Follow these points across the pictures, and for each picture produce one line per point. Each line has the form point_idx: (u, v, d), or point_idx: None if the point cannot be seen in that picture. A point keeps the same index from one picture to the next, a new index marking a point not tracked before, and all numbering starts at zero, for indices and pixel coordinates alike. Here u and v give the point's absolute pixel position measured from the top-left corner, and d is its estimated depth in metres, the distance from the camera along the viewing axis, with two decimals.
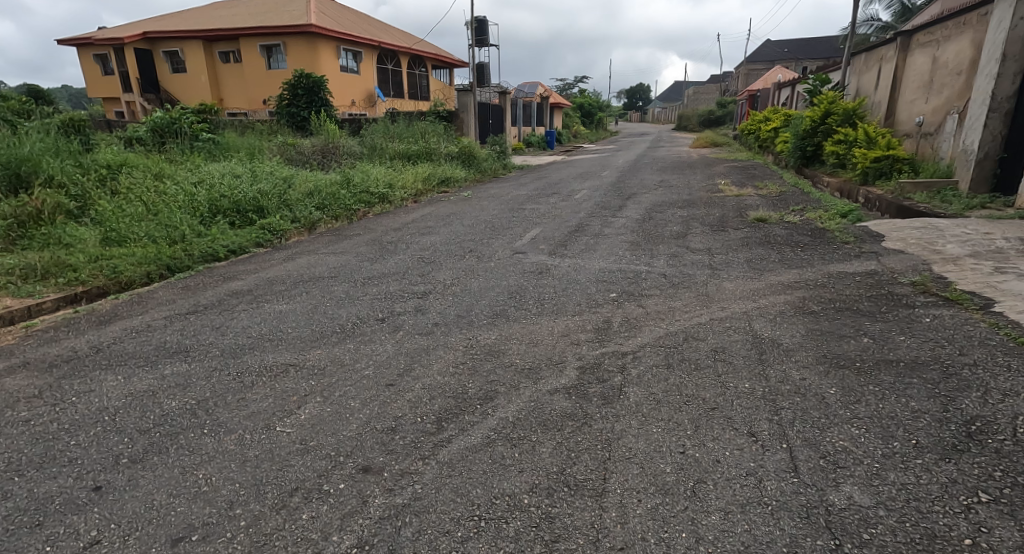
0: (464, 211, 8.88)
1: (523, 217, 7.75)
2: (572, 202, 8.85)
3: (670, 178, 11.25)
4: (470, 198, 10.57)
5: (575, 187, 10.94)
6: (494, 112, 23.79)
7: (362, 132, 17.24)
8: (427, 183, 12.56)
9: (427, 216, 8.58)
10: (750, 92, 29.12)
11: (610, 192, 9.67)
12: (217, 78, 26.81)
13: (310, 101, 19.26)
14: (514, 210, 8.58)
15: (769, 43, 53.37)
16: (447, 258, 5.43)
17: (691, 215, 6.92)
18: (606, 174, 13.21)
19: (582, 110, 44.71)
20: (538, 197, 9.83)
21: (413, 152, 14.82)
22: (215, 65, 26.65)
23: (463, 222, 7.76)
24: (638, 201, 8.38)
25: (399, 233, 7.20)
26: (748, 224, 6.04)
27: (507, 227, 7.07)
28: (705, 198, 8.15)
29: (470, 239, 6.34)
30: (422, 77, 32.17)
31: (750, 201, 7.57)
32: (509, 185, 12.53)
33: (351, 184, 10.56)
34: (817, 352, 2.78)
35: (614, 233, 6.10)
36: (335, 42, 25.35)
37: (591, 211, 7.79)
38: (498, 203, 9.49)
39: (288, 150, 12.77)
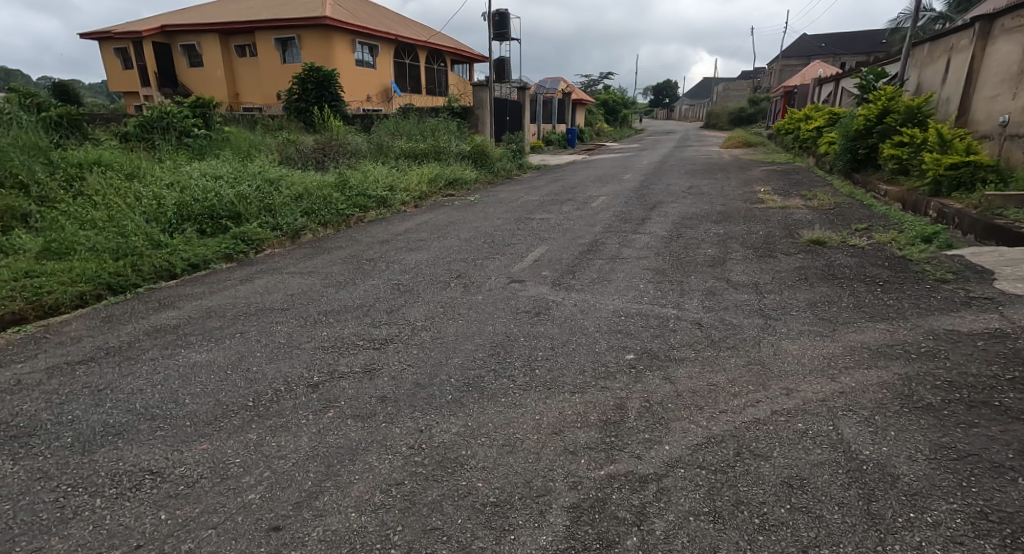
0: (466, 219, 7.94)
1: (529, 230, 6.77)
2: (588, 212, 7.81)
3: (701, 183, 10.10)
4: (477, 203, 9.63)
5: (593, 193, 9.87)
6: (512, 109, 22.80)
7: (372, 129, 16.44)
8: (432, 186, 11.69)
9: (424, 225, 7.67)
10: (785, 88, 27.62)
11: (631, 200, 8.60)
12: (232, 71, 26.17)
13: (319, 96, 18.52)
14: (522, 220, 7.60)
15: (804, 38, 51.35)
16: (430, 286, 4.50)
17: (727, 233, 5.84)
18: (630, 177, 12.10)
19: (606, 106, 43.36)
20: (550, 204, 8.83)
21: (423, 151, 13.96)
22: (230, 58, 26.01)
23: (462, 234, 6.81)
24: (664, 212, 7.30)
25: (388, 247, 6.30)
26: (799, 249, 4.97)
27: (511, 243, 6.09)
28: (744, 210, 7.05)
29: (464, 260, 5.39)
30: (440, 73, 31.37)
31: (797, 215, 6.45)
32: (521, 189, 11.56)
33: (347, 186, 9.69)
34: (971, 507, 1.81)
35: (635, 256, 5.07)
36: (351, 35, 24.56)
37: (607, 223, 6.77)
38: (506, 210, 8.52)
39: (287, 148, 11.94)
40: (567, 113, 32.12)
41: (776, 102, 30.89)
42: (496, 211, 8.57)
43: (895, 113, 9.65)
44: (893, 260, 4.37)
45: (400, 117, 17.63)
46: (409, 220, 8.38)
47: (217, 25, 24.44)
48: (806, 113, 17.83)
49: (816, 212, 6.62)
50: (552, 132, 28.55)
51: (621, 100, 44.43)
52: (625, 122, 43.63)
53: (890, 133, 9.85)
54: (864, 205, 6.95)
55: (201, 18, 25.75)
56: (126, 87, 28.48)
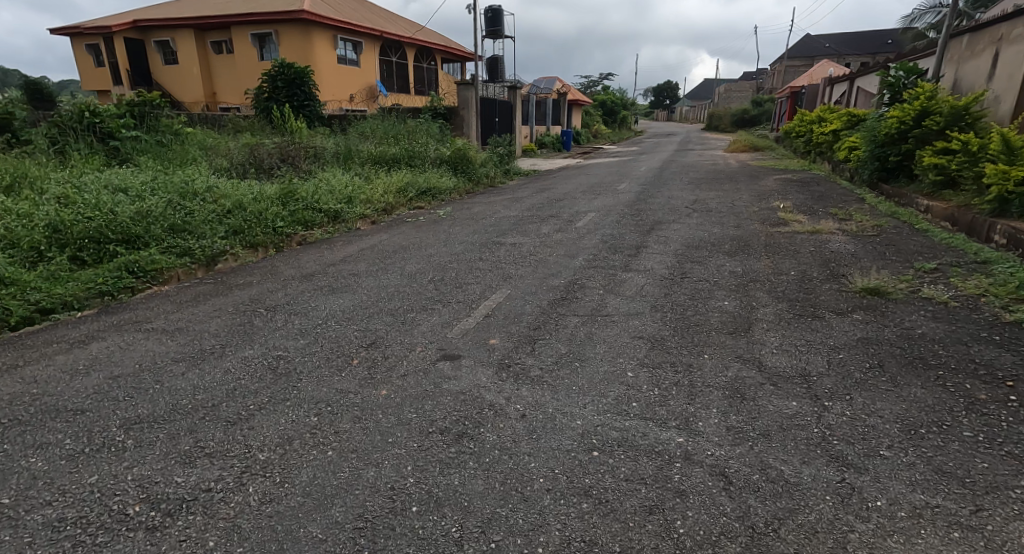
0: (427, 242, 6.58)
1: (494, 262, 5.42)
2: (571, 235, 6.45)
3: (706, 197, 8.79)
4: (447, 220, 8.31)
5: (582, 208, 8.51)
6: (502, 109, 21.46)
7: (345, 132, 15.10)
8: (400, 197, 10.39)
9: (371, 250, 6.33)
10: (791, 88, 26.33)
11: (625, 219, 7.24)
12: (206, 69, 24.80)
13: (291, 95, 17.16)
14: (491, 245, 6.23)
15: (809, 40, 50.10)
16: (330, 362, 3.13)
17: (748, 273, 4.48)
18: (625, 188, 10.78)
19: (604, 107, 42.02)
20: (529, 223, 7.50)
21: (398, 157, 12.69)
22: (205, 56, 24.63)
23: (412, 266, 5.44)
24: (664, 236, 5.97)
25: (313, 284, 4.94)
26: (853, 307, 3.60)
27: (468, 281, 4.74)
28: (762, 236, 5.73)
29: (398, 310, 4.04)
30: (430, 72, 30.01)
31: (834, 249, 5.10)
32: (502, 201, 10.22)
33: (293, 199, 8.32)
34: None
35: (626, 311, 3.72)
36: (332, 30, 23.14)
37: (593, 254, 5.41)
38: (476, 231, 7.18)
39: (238, 151, 10.55)
40: (563, 114, 30.73)
41: (781, 103, 29.61)
42: (464, 231, 7.24)
43: (935, 114, 8.68)
44: (1005, 334, 3.02)
45: (378, 118, 16.30)
46: (359, 241, 7.04)
47: (189, 20, 23.02)
48: (819, 115, 16.54)
49: (857, 242, 5.29)
50: (546, 134, 27.25)
51: (620, 101, 43.06)
52: (622, 124, 42.40)
53: (929, 138, 8.82)
54: (913, 231, 5.64)
55: (174, 12, 24.31)
56: (99, 85, 26.92)
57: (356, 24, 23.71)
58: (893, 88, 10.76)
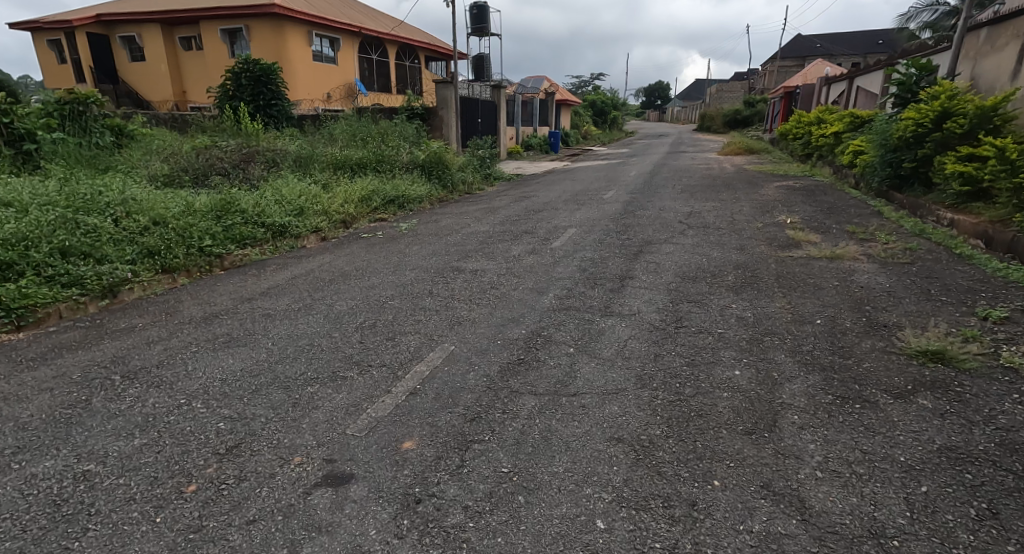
0: (377, 267, 5.61)
1: (448, 296, 4.45)
2: (545, 260, 5.50)
3: (700, 209, 7.86)
4: (409, 237, 7.35)
5: (561, 223, 7.57)
6: (484, 110, 20.51)
7: (312, 135, 14.09)
8: (361, 206, 9.41)
9: (306, 277, 5.36)
10: (785, 87, 25.58)
11: (609, 239, 6.30)
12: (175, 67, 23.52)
13: (256, 94, 16.13)
14: (451, 271, 5.27)
15: (800, 40, 49.56)
16: (154, 487, 2.11)
17: (761, 323, 3.51)
18: (611, 197, 9.84)
19: (593, 107, 41.12)
20: (497, 242, 6.55)
21: (366, 161, 11.69)
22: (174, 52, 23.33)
23: (346, 302, 4.45)
24: (653, 263, 5.05)
25: (212, 330, 3.93)
26: (911, 382, 2.62)
27: (408, 327, 3.77)
28: (769, 265, 4.83)
29: (301, 377, 3.05)
30: (412, 70, 28.90)
31: (861, 285, 4.18)
32: (475, 212, 9.27)
33: (229, 211, 7.25)
34: None
35: (603, 391, 2.74)
36: (306, 25, 21.99)
37: (567, 288, 4.45)
38: (437, 252, 6.23)
39: (180, 157, 9.47)
40: (551, 115, 29.81)
41: (774, 102, 28.87)
42: (424, 251, 6.30)
43: (958, 117, 7.99)
44: None
45: (349, 119, 15.29)
46: (299, 263, 6.04)
47: (155, 14, 21.74)
48: (818, 116, 15.72)
49: (889, 274, 4.40)
50: (533, 136, 26.32)
51: (610, 100, 42.23)
52: (612, 124, 41.59)
53: (950, 142, 8.16)
54: (953, 258, 4.74)
55: (140, 6, 23.01)
56: (62, 83, 25.57)
57: (332, 19, 22.58)
58: (904, 88, 10.10)
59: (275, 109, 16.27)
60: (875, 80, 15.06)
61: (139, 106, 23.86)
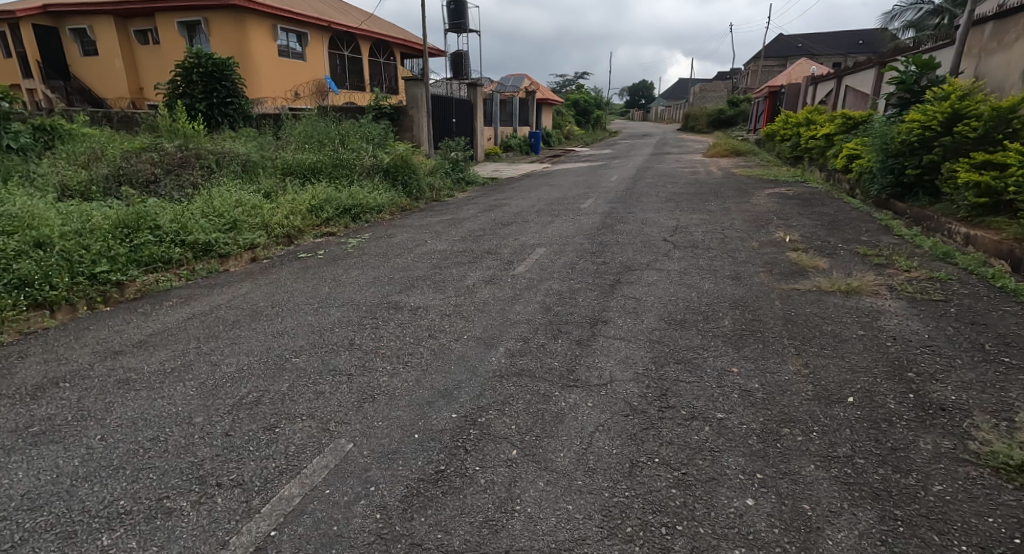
0: (300, 300, 4.68)
1: (374, 349, 3.54)
2: (502, 294, 4.62)
3: (686, 224, 7.03)
4: (355, 257, 6.43)
5: (529, 242, 6.71)
6: (459, 109, 19.58)
7: (267, 137, 13.04)
8: (309, 219, 8.47)
9: (210, 313, 4.39)
10: (770, 87, 24.96)
11: (582, 264, 5.43)
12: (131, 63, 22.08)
13: (209, 91, 15.30)
14: (388, 309, 4.34)
15: (782, 41, 49.34)
16: None
17: (775, 404, 2.62)
18: (588, 207, 8.96)
19: (576, 107, 40.29)
20: (452, 268, 5.66)
21: (321, 166, 10.71)
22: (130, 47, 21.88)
23: (242, 356, 3.49)
24: (631, 302, 4.18)
25: (30, 412, 2.76)
26: (1016, 532, 1.82)
27: (306, 403, 2.82)
28: (770, 307, 3.99)
29: (102, 513, 2.02)
30: (387, 67, 27.74)
31: (892, 337, 3.34)
32: (437, 226, 8.37)
33: (139, 228, 6.19)
34: None
35: (551, 545, 1.86)
36: (270, 19, 20.76)
37: (525, 340, 3.56)
38: (379, 280, 5.31)
39: (102, 164, 8.39)
40: (532, 115, 28.95)
41: (758, 103, 28.37)
42: (366, 278, 5.39)
43: (972, 120, 7.28)
44: None
45: (311, 119, 14.31)
46: (211, 293, 5.04)
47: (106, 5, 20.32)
48: (807, 116, 14.99)
49: (919, 320, 3.60)
50: (512, 136, 25.44)
51: (593, 100, 41.44)
52: (594, 124, 40.96)
53: (964, 147, 7.45)
54: (991, 297, 3.96)
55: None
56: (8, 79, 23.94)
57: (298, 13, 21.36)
58: (904, 87, 9.40)
59: (231, 108, 15.49)
60: (864, 81, 14.39)
61: (93, 104, 22.38)
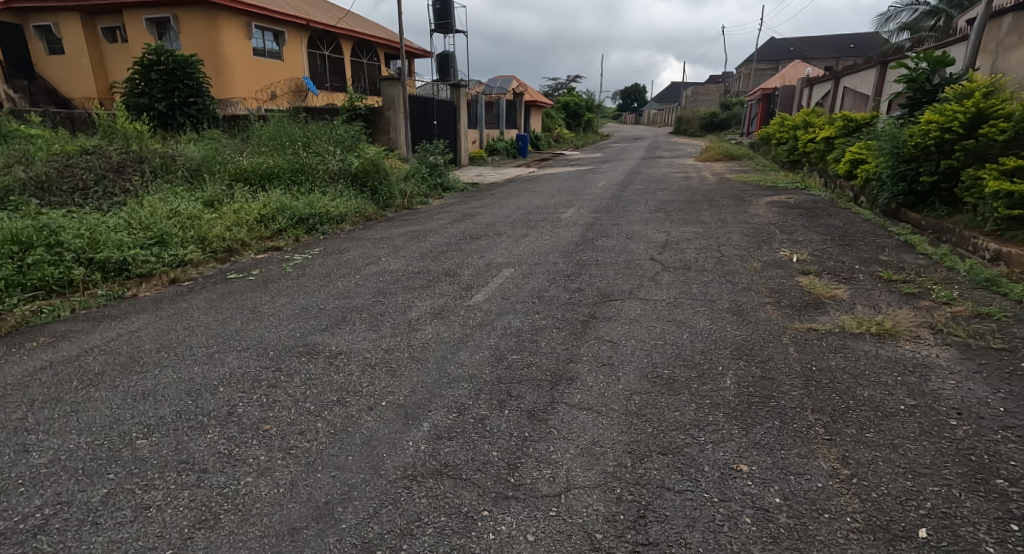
0: (199, 336, 3.77)
1: (261, 418, 2.65)
2: (449, 334, 3.74)
3: (676, 240, 6.21)
4: (293, 278, 5.53)
5: (497, 260, 5.86)
6: (441, 111, 18.73)
7: (228, 141, 12.15)
8: (255, 232, 7.60)
9: (79, 355, 3.52)
10: (764, 89, 24.19)
11: (554, 292, 4.59)
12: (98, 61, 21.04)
13: (170, 91, 14.41)
14: (303, 353, 3.45)
15: (775, 44, 48.83)
16: None
17: (809, 545, 1.79)
18: (568, 217, 8.12)
19: (567, 110, 39.41)
20: (402, 295, 4.78)
21: (279, 170, 9.82)
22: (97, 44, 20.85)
23: (73, 432, 2.55)
24: (606, 348, 3.34)
25: None
26: None
27: (115, 528, 1.94)
28: (781, 356, 3.15)
29: None
30: (369, 67, 26.81)
31: (956, 411, 2.50)
32: (399, 239, 7.49)
33: (33, 246, 5.29)
34: None
35: None
36: (244, 16, 19.78)
37: (462, 409, 2.67)
38: (309, 309, 4.42)
39: (20, 170, 7.46)
40: (520, 117, 28.11)
41: (751, 106, 27.68)
42: (295, 307, 4.50)
43: (998, 122, 6.48)
44: None
45: (279, 120, 13.42)
46: (98, 325, 4.15)
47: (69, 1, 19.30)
48: (804, 118, 14.23)
49: (980, 384, 2.76)
50: (499, 139, 24.61)
51: (585, 103, 40.58)
52: (586, 127, 40.20)
53: (987, 153, 6.66)
54: None
55: None
56: None
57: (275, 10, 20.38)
58: (913, 86, 8.56)
59: (194, 108, 14.64)
60: (864, 81, 13.63)
61: (58, 104, 21.14)
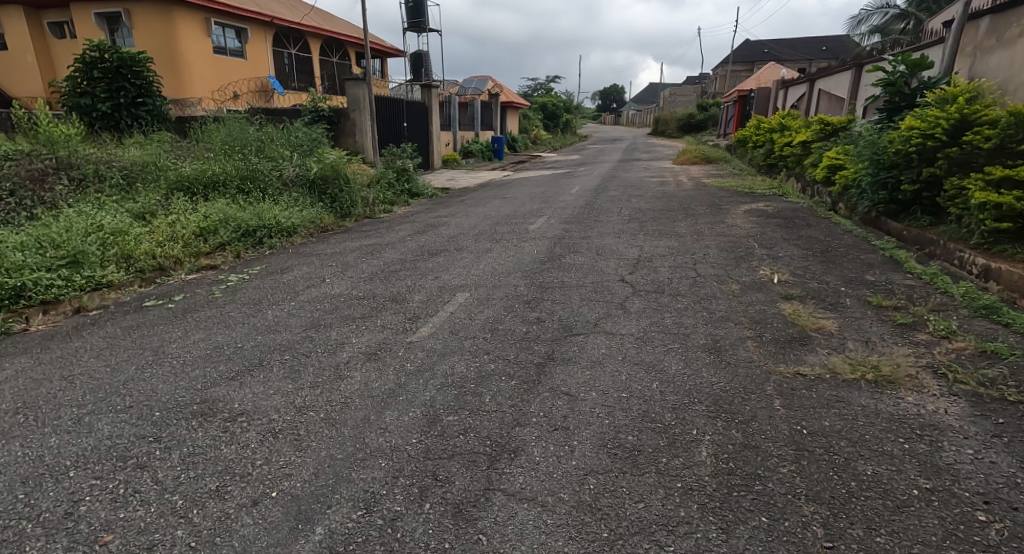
0: (77, 389, 3.16)
1: (110, 520, 2.07)
2: (379, 385, 3.18)
3: (648, 257, 5.74)
4: (220, 306, 4.94)
5: (452, 282, 5.33)
6: (411, 112, 18.08)
7: (176, 147, 11.50)
8: (187, 248, 7.11)
9: None
10: (740, 91, 23.90)
11: (508, 324, 4.07)
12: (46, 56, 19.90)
13: (115, 91, 13.64)
14: (196, 413, 2.87)
15: (750, 46, 49.00)
16: None
17: None
18: (537, 229, 7.60)
19: (545, 111, 38.85)
20: (338, 329, 4.22)
21: (225, 178, 9.24)
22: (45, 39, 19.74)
23: None
24: (559, 404, 2.83)
25: None
26: None
27: None
28: (765, 413, 2.66)
29: None
30: (339, 67, 25.97)
31: (983, 499, 2.04)
32: (350, 256, 6.90)
33: None
34: None
35: None
36: (204, 13, 18.93)
37: (371, 504, 2.14)
38: (224, 348, 3.83)
39: None
40: (496, 118, 27.52)
41: (727, 107, 27.46)
42: (208, 345, 3.92)
43: (981, 128, 6.12)
44: None
45: (234, 122, 12.71)
46: None
47: None
48: (781, 122, 13.90)
49: (1002, 458, 2.27)
50: (473, 141, 24.00)
51: (563, 104, 40.12)
52: (564, 129, 39.85)
53: (968, 162, 6.30)
54: None
55: None
56: None
57: (237, 7, 19.54)
58: (891, 89, 8.15)
59: (144, 109, 13.98)
60: (839, 83, 13.31)
61: None
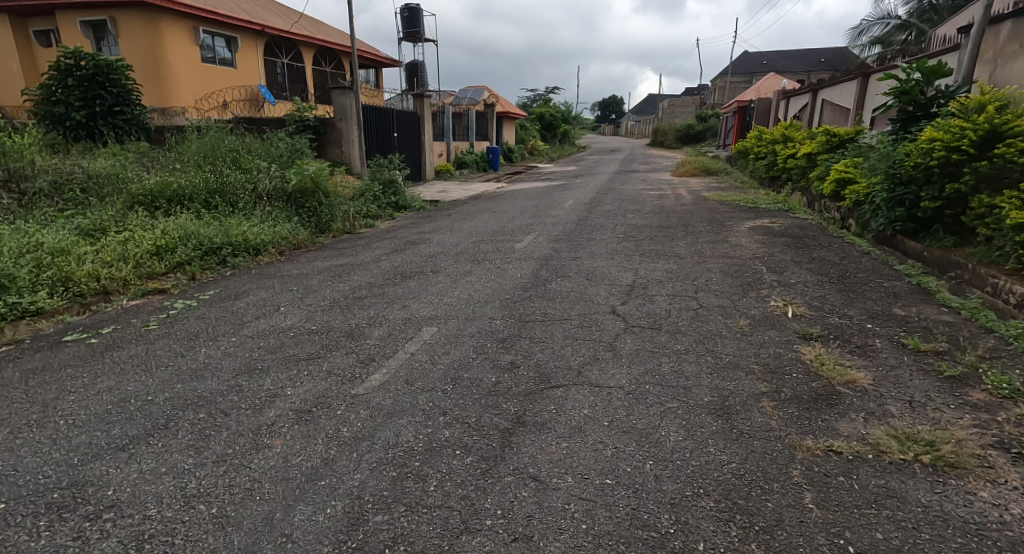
0: None
1: None
2: (301, 461, 2.53)
3: (643, 284, 5.10)
4: (151, 342, 4.30)
5: (421, 313, 4.68)
6: (402, 122, 17.49)
7: (147, 159, 10.93)
8: (136, 268, 6.53)
9: None
10: (740, 102, 23.35)
11: (475, 372, 3.41)
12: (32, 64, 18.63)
13: (91, 99, 13.01)
14: (53, 509, 2.24)
15: (749, 57, 48.68)
16: None
17: None
18: (523, 249, 6.96)
19: (542, 120, 38.29)
20: (277, 374, 3.57)
21: (190, 191, 8.69)
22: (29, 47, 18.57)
23: None
24: (522, 496, 2.20)
25: None
26: None
27: None
28: (796, 517, 2.03)
29: None
30: (331, 75, 25.42)
31: None
32: (315, 278, 6.27)
33: None
34: None
35: None
36: (192, 20, 18.01)
37: None
38: (131, 402, 3.21)
39: None
40: (492, 128, 26.95)
41: (727, 118, 26.94)
42: (115, 398, 3.27)
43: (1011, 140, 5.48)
44: None
45: (212, 132, 12.13)
46: None
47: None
48: (784, 133, 13.31)
49: None
50: (468, 152, 23.42)
51: (561, 113, 39.63)
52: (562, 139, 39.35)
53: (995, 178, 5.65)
54: None
55: None
56: None
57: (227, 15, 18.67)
58: (905, 99, 7.40)
59: (120, 118, 13.38)
60: (844, 93, 12.70)
61: None
